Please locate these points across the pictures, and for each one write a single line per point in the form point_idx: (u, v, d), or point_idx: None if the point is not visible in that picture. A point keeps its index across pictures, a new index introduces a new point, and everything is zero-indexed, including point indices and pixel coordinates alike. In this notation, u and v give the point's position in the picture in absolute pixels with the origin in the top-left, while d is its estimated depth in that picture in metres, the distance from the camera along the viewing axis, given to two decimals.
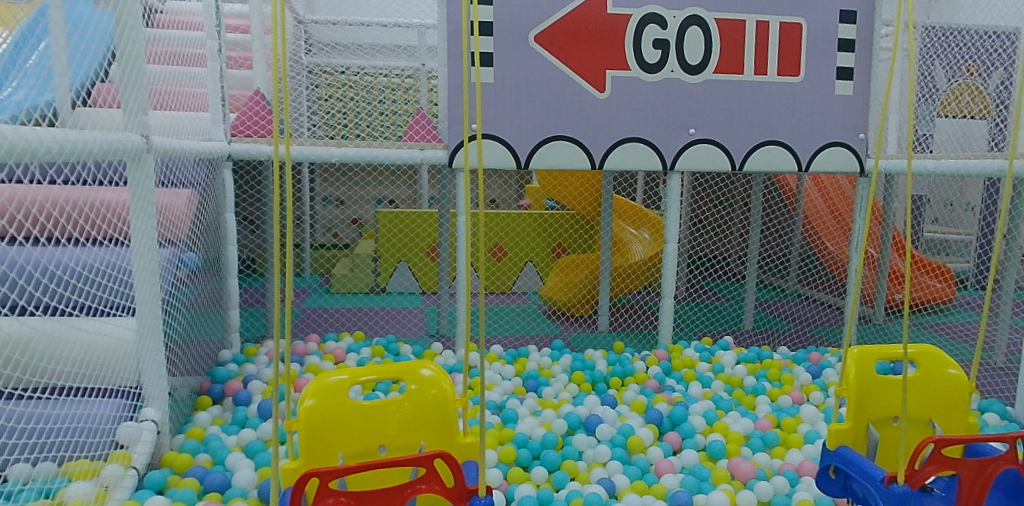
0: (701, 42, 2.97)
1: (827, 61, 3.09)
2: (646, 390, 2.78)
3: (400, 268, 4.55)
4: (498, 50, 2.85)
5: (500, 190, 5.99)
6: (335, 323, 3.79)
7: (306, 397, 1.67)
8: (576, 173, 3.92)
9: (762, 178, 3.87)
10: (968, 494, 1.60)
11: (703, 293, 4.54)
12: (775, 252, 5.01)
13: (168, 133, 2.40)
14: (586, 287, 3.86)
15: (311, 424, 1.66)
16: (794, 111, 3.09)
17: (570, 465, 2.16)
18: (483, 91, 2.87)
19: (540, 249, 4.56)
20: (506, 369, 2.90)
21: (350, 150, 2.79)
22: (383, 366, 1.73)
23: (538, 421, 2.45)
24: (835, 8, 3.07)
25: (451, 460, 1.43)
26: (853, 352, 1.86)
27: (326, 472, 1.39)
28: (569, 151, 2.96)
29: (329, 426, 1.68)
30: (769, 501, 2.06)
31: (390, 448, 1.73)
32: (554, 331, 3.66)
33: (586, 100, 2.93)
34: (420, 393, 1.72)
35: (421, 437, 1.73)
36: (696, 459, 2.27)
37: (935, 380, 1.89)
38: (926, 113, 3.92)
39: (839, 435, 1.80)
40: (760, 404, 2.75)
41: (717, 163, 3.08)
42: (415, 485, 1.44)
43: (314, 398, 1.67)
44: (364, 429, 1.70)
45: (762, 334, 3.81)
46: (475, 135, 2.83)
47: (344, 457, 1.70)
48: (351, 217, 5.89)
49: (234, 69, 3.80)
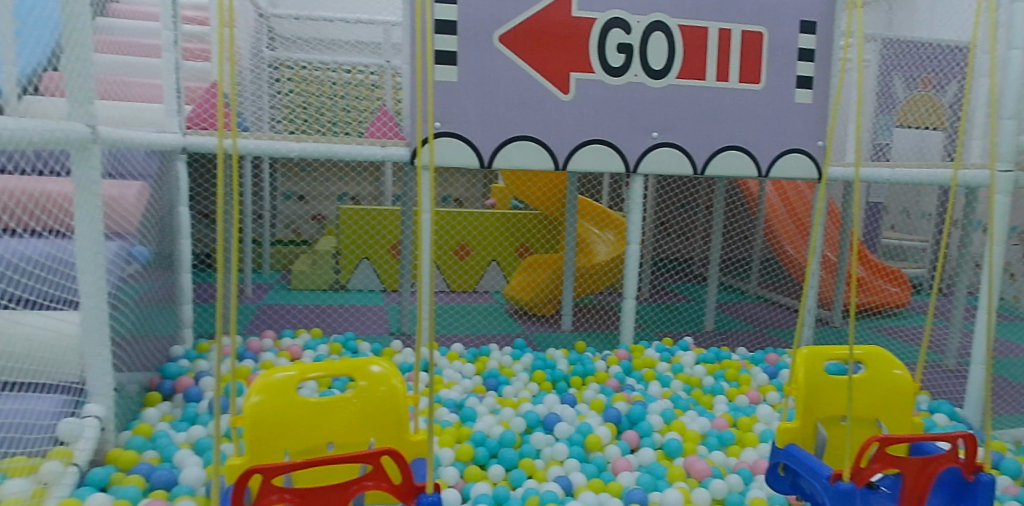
0: (664, 48, 3.01)
1: (787, 69, 3.15)
2: (606, 389, 2.80)
3: (362, 265, 4.54)
4: (461, 49, 2.84)
5: (464, 189, 5.97)
6: (293, 319, 3.75)
7: (252, 393, 1.65)
8: (539, 173, 3.94)
9: (724, 180, 3.92)
10: (912, 490, 1.64)
11: (666, 295, 4.60)
12: (736, 255, 5.11)
13: (113, 123, 2.55)
14: (549, 288, 3.88)
15: (256, 421, 1.65)
16: (754, 118, 3.16)
17: (527, 463, 2.17)
18: (446, 89, 2.86)
19: (505, 249, 4.57)
20: (466, 367, 2.90)
21: (309, 146, 2.77)
22: (333, 363, 1.73)
23: (496, 419, 2.45)
24: (796, 18, 3.13)
25: (399, 457, 1.42)
26: (802, 352, 1.90)
27: (270, 468, 1.37)
28: (533, 151, 2.97)
29: (279, 421, 1.67)
30: (723, 500, 2.11)
31: (338, 445, 1.73)
32: (517, 330, 3.68)
33: (549, 102, 2.94)
34: (369, 389, 1.72)
35: (371, 434, 1.73)
36: (652, 458, 2.29)
37: (880, 380, 1.94)
38: (885, 123, 3.93)
39: (788, 433, 1.83)
40: (717, 404, 2.79)
41: (679, 166, 3.12)
42: (361, 481, 1.43)
43: (260, 395, 1.65)
44: (310, 427, 1.69)
45: (722, 335, 3.88)
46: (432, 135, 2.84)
47: (291, 454, 1.70)
48: (314, 214, 5.82)
49: (191, 61, 3.74)
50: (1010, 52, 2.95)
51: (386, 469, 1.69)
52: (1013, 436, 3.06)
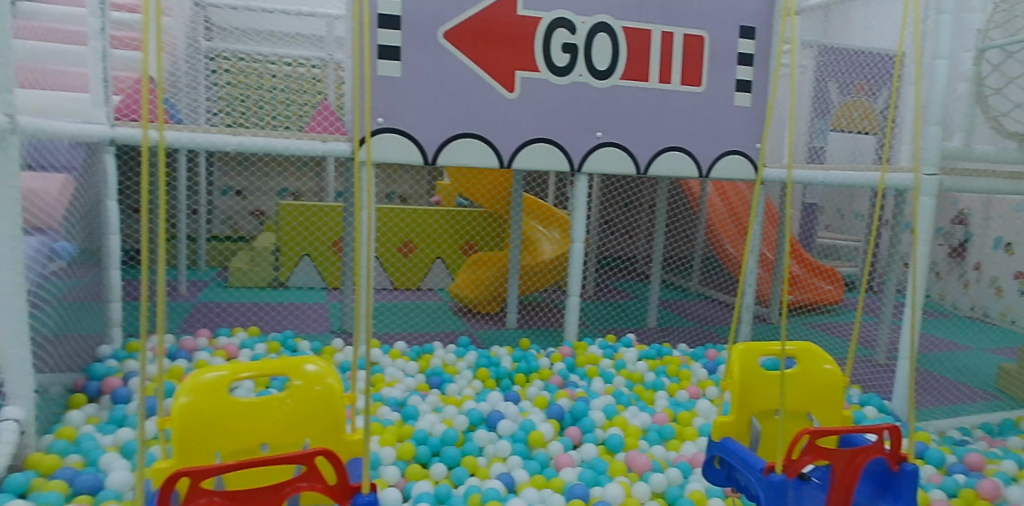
0: (609, 49, 3.04)
1: (727, 73, 3.23)
2: (549, 386, 2.82)
3: (303, 262, 4.46)
4: (405, 45, 2.81)
5: (410, 186, 5.93)
6: (230, 317, 3.67)
7: (181, 394, 1.61)
8: (485, 170, 3.94)
9: (666, 180, 3.99)
10: (841, 480, 1.70)
11: (610, 293, 4.66)
12: (678, 253, 5.21)
13: (36, 113, 2.45)
14: (494, 285, 3.89)
15: (186, 422, 1.60)
16: (696, 120, 3.23)
17: (469, 461, 2.17)
18: (389, 85, 2.83)
19: (450, 246, 4.55)
20: (409, 365, 2.88)
21: (247, 140, 2.70)
22: (268, 362, 1.69)
23: (438, 417, 2.44)
24: (736, 23, 3.20)
25: (334, 458, 1.41)
26: (737, 348, 1.95)
27: (199, 470, 1.34)
28: (478, 149, 2.97)
29: (212, 421, 1.63)
30: (662, 493, 2.15)
31: (272, 446, 1.69)
32: (461, 328, 3.67)
33: (494, 100, 2.94)
34: (304, 389, 1.70)
35: (307, 434, 1.71)
36: (594, 453, 2.32)
37: (812, 375, 2.01)
38: (821, 127, 4.14)
39: (724, 427, 1.87)
40: (658, 399, 2.84)
41: (622, 166, 3.16)
42: (296, 483, 1.41)
43: (189, 395, 1.61)
44: (244, 427, 1.66)
45: (664, 332, 3.96)
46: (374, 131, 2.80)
47: (223, 455, 1.66)
48: (253, 209, 5.71)
49: (119, 50, 3.61)
50: (936, 61, 3.08)
51: (322, 470, 1.66)
52: (936, 428, 3.21)
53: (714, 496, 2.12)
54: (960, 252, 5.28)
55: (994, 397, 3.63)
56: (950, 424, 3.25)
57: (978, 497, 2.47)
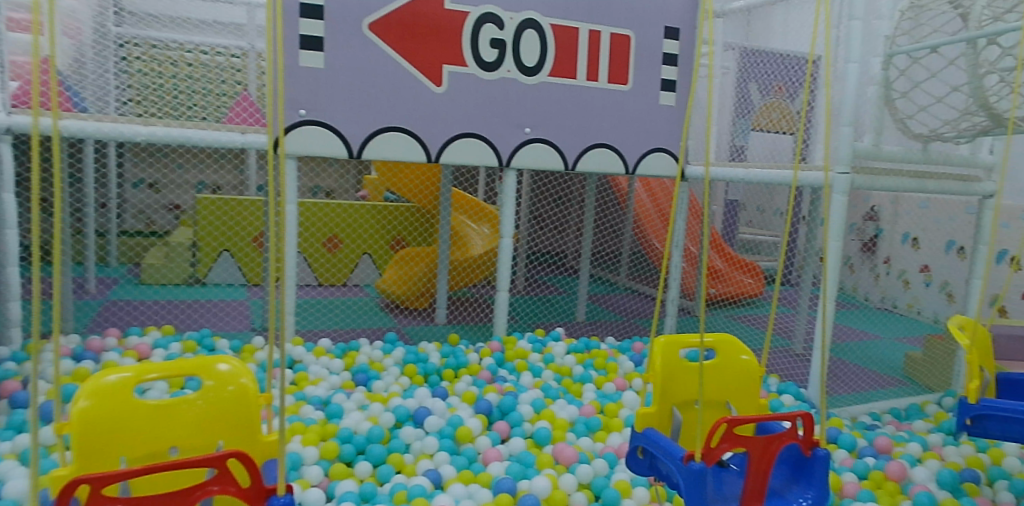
0: (537, 45, 3.06)
1: (652, 72, 3.29)
2: (478, 381, 2.82)
3: (223, 258, 4.32)
4: (328, 36, 2.75)
5: (336, 180, 5.83)
6: (143, 316, 3.52)
7: (80, 398, 1.53)
8: (413, 165, 3.91)
9: (595, 176, 4.05)
10: (758, 465, 1.75)
11: (540, 288, 4.69)
12: (606, 249, 5.30)
13: None
14: (423, 280, 3.87)
15: (86, 428, 1.53)
16: (622, 117, 3.28)
17: (395, 458, 2.15)
18: (312, 77, 2.76)
19: (380, 241, 4.49)
20: (334, 363, 2.83)
21: (159, 130, 2.59)
22: (177, 362, 1.63)
23: (364, 415, 2.41)
24: (661, 24, 3.27)
25: (247, 460, 1.37)
26: (659, 341, 2.00)
27: (100, 477, 1.28)
28: (406, 144, 2.94)
29: (115, 426, 1.56)
30: (589, 484, 2.18)
31: (183, 450, 1.64)
32: (389, 324, 3.64)
33: (422, 94, 2.92)
34: (216, 390, 1.65)
35: (220, 436, 1.66)
36: (522, 447, 2.33)
37: (730, 365, 2.07)
38: (743, 127, 4.25)
39: (646, 418, 1.91)
40: (586, 392, 2.87)
41: (550, 162, 3.19)
42: (206, 486, 1.36)
43: (89, 399, 1.54)
44: (151, 431, 1.60)
45: (593, 325, 4.02)
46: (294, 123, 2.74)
47: (129, 460, 1.59)
48: (167, 203, 5.49)
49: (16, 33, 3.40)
50: (848, 65, 3.22)
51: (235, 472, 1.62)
52: (849, 413, 3.37)
53: (638, 485, 2.16)
54: (872, 246, 5.55)
55: (901, 383, 3.84)
56: (862, 409, 3.42)
57: (886, 478, 2.61)
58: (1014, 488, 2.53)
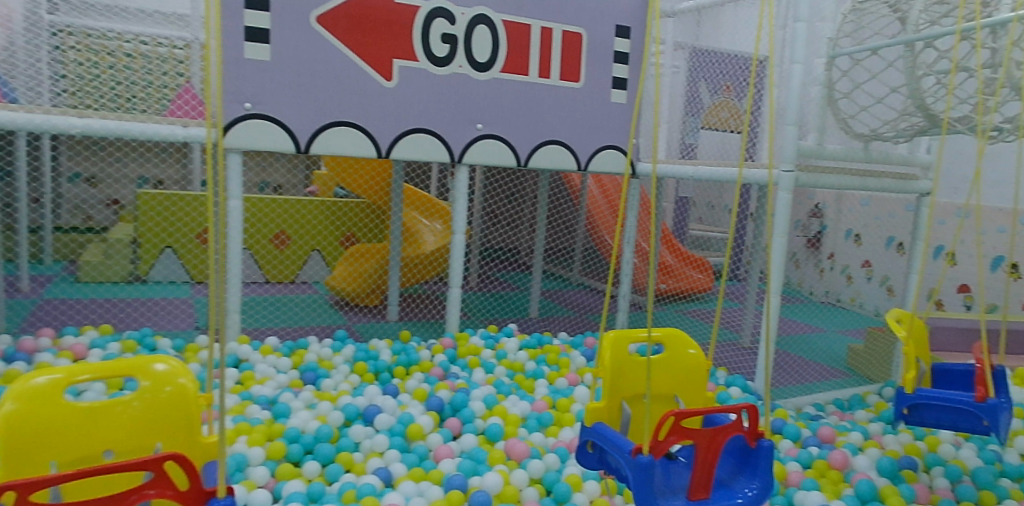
0: (488, 41, 3.05)
1: (604, 70, 3.32)
2: (430, 378, 2.81)
3: (166, 255, 4.21)
4: (274, 28, 2.69)
5: (285, 175, 5.73)
6: (81, 315, 3.40)
7: (5, 401, 1.48)
8: (363, 160, 3.86)
9: (548, 172, 4.06)
10: (704, 457, 1.76)
11: (493, 283, 4.70)
12: (559, 245, 5.33)
13: None
14: (374, 277, 3.83)
15: (12, 433, 1.47)
16: (574, 114, 3.30)
17: (344, 458, 2.12)
18: (257, 69, 2.70)
19: (329, 238, 4.44)
20: (281, 361, 2.79)
21: (95, 123, 2.51)
22: (111, 363, 1.59)
23: (312, 414, 2.37)
24: (612, 22, 3.30)
25: (185, 462, 1.34)
26: (608, 336, 2.02)
27: (28, 483, 1.23)
28: (356, 139, 2.90)
29: (43, 429, 1.51)
30: (540, 479, 2.19)
31: (118, 453, 1.60)
32: (340, 321, 3.59)
33: (371, 89, 2.88)
34: (152, 391, 1.61)
35: (157, 439, 1.62)
36: (474, 443, 2.33)
37: (678, 359, 2.10)
38: (692, 125, 4.40)
39: (596, 412, 1.92)
40: (538, 387, 2.89)
41: (502, 158, 3.19)
42: (142, 491, 1.32)
43: (16, 403, 1.48)
44: (83, 435, 1.55)
45: (546, 321, 4.04)
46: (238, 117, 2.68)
47: (59, 465, 1.54)
48: (106, 198, 5.31)
49: None
50: (793, 65, 3.28)
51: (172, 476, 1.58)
52: (794, 404, 3.46)
53: (589, 479, 2.18)
54: (816, 243, 5.70)
55: (843, 374, 3.96)
56: (806, 400, 3.52)
57: (829, 467, 2.68)
58: (949, 474, 2.64)
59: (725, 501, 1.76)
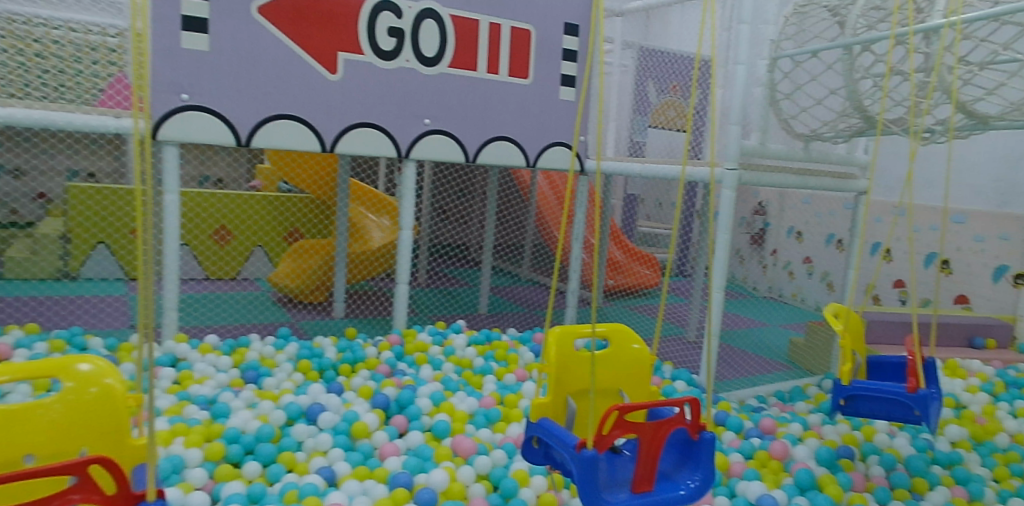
0: (436, 36, 3.03)
1: (552, 67, 3.33)
2: (376, 375, 2.78)
3: (99, 250, 4.07)
4: (213, 18, 2.62)
5: (228, 168, 5.60)
6: (7, 314, 3.26)
7: None
8: (307, 154, 3.80)
9: (497, 168, 4.06)
10: (648, 450, 1.77)
11: (443, 280, 4.67)
12: (509, 241, 5.33)
13: None
14: (320, 273, 3.78)
15: None
16: (522, 111, 3.31)
17: (286, 457, 2.09)
18: (195, 59, 2.63)
19: (273, 234, 4.35)
20: (221, 360, 2.72)
21: (21, 113, 2.40)
22: (32, 364, 1.54)
23: (253, 413, 2.32)
24: (560, 20, 3.31)
25: (112, 465, 1.30)
26: (554, 331, 2.03)
27: None
28: (299, 133, 2.85)
29: None
30: (487, 475, 2.19)
31: (41, 458, 1.56)
32: (284, 319, 3.53)
33: (315, 82, 2.83)
34: (76, 394, 1.56)
35: (83, 443, 1.57)
36: (420, 440, 2.32)
37: (622, 354, 2.13)
38: (639, 124, 4.36)
39: (541, 408, 1.93)
40: (486, 383, 2.88)
41: (450, 153, 3.17)
42: (66, 496, 1.27)
43: None
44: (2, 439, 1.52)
45: (495, 317, 4.04)
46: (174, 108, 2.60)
47: None
48: (34, 191, 5.09)
49: None
50: (736, 66, 3.35)
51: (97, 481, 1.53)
52: (737, 397, 3.54)
53: (536, 474, 2.19)
54: (760, 240, 5.84)
55: (784, 367, 4.07)
56: (749, 393, 3.60)
57: (770, 457, 2.76)
58: (883, 462, 2.74)
59: (669, 492, 1.78)
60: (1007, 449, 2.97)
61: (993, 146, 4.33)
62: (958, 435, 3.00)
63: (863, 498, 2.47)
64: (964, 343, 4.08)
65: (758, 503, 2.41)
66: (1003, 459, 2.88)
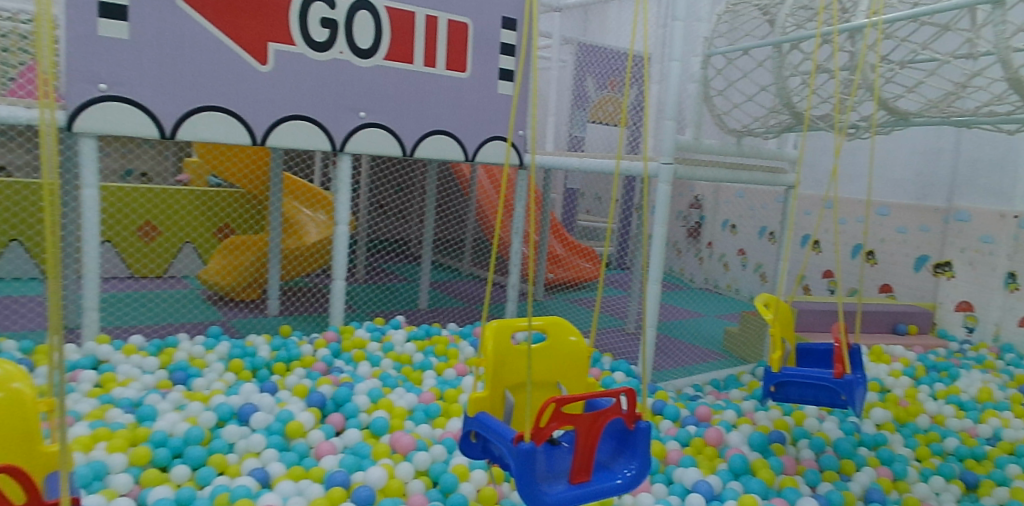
0: (371, 27, 2.98)
1: (490, 61, 3.32)
2: (312, 374, 2.73)
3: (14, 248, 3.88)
4: (133, 5, 2.52)
5: (153, 162, 5.41)
6: None
7: None
8: (237, 147, 3.71)
9: (435, 162, 4.04)
10: (585, 442, 1.78)
11: (381, 276, 4.62)
12: (449, 236, 5.31)
13: None
14: (253, 270, 3.70)
15: None
16: (460, 105, 3.29)
17: (217, 460, 2.03)
18: (115, 48, 2.52)
19: (203, 230, 4.23)
20: (147, 361, 2.62)
21: None
22: None
23: (181, 415, 2.24)
24: (498, 14, 3.31)
25: (18, 475, 1.24)
26: (491, 325, 2.03)
27: None
28: (227, 125, 2.76)
29: None
30: (426, 471, 2.18)
31: None
32: (215, 317, 3.43)
33: (244, 74, 2.75)
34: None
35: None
36: (357, 438, 2.28)
37: (559, 346, 2.14)
38: (579, 119, 4.43)
39: (478, 402, 1.92)
40: (426, 379, 2.86)
41: (387, 147, 3.13)
42: None
43: None
44: None
45: (434, 312, 4.02)
46: (92, 98, 2.49)
47: None
48: None
49: None
50: (672, 62, 3.42)
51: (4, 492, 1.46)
52: (674, 386, 3.61)
53: (476, 468, 2.19)
54: (696, 233, 5.97)
55: (719, 356, 4.18)
56: (685, 382, 3.68)
57: (706, 444, 2.82)
58: (813, 445, 2.84)
59: (605, 482, 1.80)
60: (928, 429, 3.12)
61: (913, 142, 4.54)
62: (882, 418, 3.13)
63: (794, 480, 2.56)
64: (887, 329, 4.26)
65: (694, 489, 2.47)
66: (923, 439, 3.02)
